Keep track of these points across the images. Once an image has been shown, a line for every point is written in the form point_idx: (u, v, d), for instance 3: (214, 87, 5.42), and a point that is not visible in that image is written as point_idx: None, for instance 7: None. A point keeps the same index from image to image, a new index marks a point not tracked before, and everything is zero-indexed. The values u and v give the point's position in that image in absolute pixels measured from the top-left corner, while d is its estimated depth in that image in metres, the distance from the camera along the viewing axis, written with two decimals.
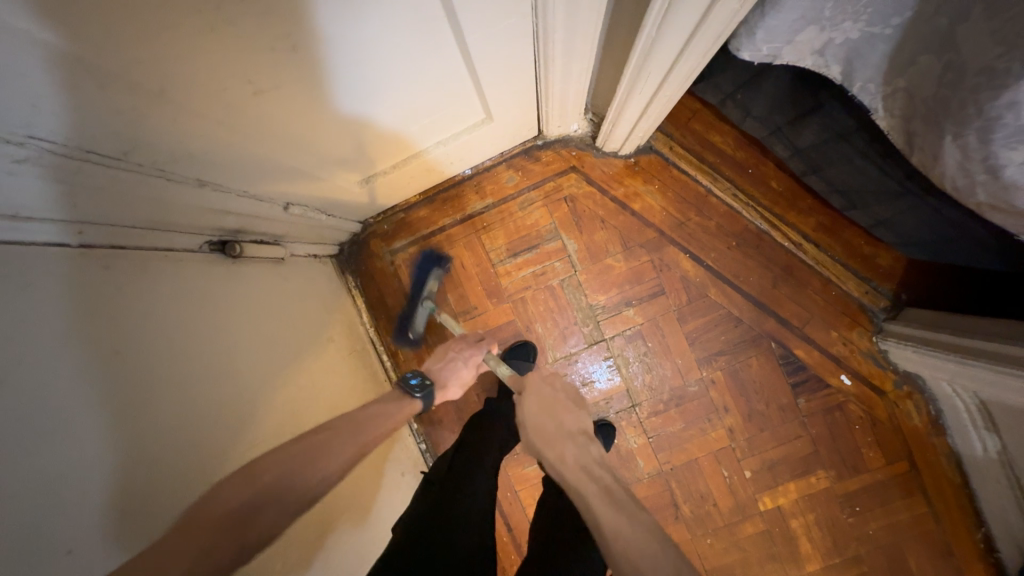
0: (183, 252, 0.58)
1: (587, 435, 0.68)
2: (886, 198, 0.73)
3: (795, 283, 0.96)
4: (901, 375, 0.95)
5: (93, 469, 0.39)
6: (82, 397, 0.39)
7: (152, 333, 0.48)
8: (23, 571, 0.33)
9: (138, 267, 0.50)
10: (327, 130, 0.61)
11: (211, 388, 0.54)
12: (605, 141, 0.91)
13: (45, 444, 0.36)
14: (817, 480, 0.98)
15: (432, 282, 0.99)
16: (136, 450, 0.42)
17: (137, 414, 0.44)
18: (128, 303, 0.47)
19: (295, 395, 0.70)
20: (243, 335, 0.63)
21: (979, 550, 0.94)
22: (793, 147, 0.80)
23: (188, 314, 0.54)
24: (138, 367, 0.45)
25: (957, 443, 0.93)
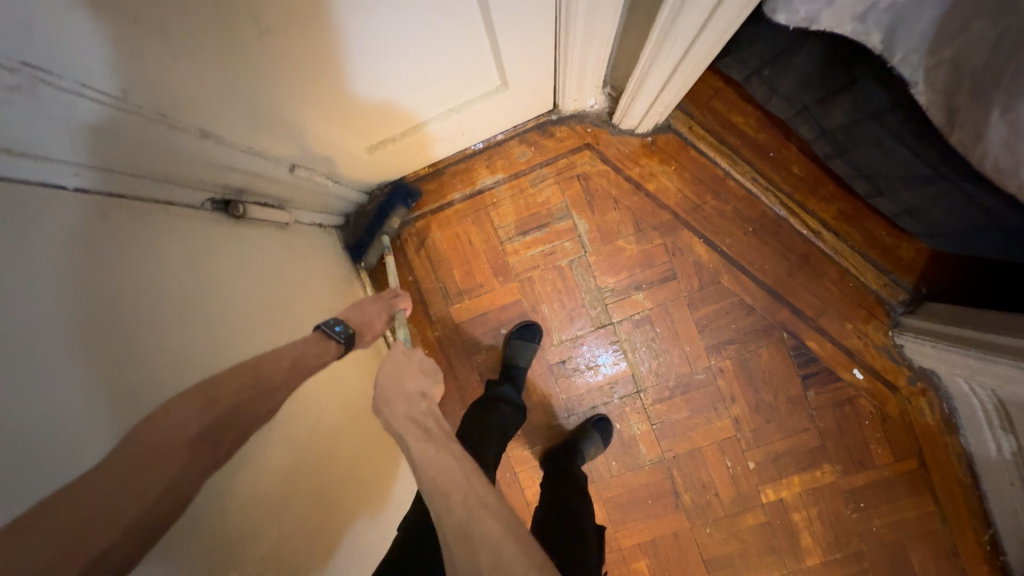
0: (185, 207, 0.56)
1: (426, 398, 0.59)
2: (915, 184, 0.70)
3: (811, 272, 0.93)
4: (916, 371, 0.93)
5: (93, 413, 0.38)
6: (78, 343, 0.38)
7: (156, 287, 0.47)
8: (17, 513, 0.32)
9: (138, 218, 0.48)
10: (334, 85, 0.59)
11: (210, 347, 0.53)
12: (622, 118, 0.88)
13: (49, 385, 0.35)
14: (822, 474, 0.96)
15: (394, 219, 0.95)
16: (137, 402, 0.42)
17: (139, 366, 0.43)
18: (127, 253, 0.45)
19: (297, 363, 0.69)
20: (245, 297, 0.62)
21: (985, 551, 0.92)
22: (820, 128, 0.76)
23: (189, 270, 0.53)
24: (137, 317, 0.44)
25: (969, 443, 0.91)
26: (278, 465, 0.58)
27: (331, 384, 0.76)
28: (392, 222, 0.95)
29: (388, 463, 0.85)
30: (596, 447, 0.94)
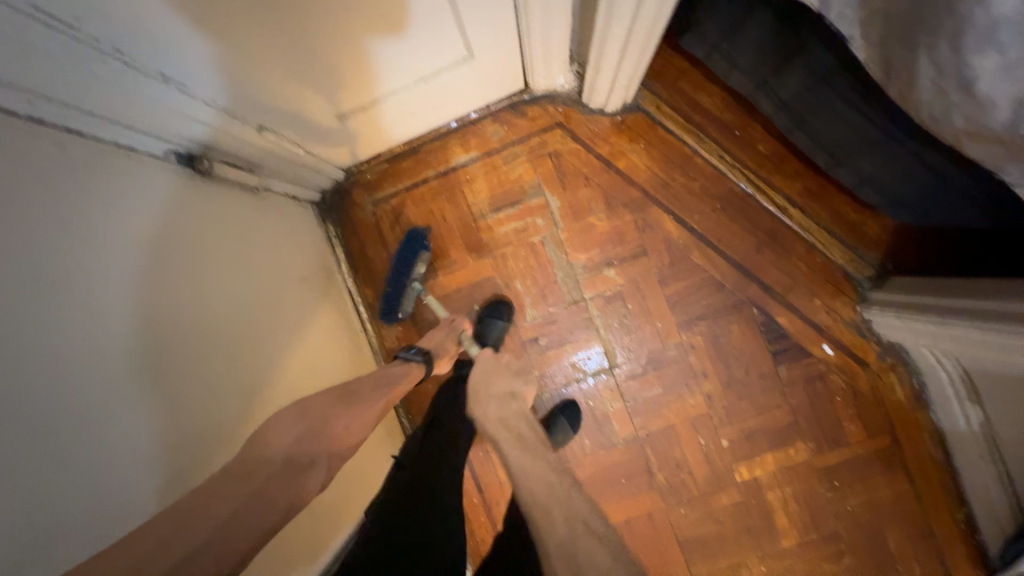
0: (161, 181, 0.59)
1: (512, 396, 0.84)
2: (868, 150, 0.71)
3: (778, 248, 0.95)
4: (884, 346, 0.93)
5: (125, 412, 0.46)
6: (111, 351, 0.46)
7: (179, 304, 0.56)
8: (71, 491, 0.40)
9: (127, 216, 0.51)
10: (317, 62, 0.66)
11: (209, 345, 0.59)
12: (589, 95, 0.91)
13: (94, 388, 0.44)
14: (795, 452, 0.95)
15: (420, 266, 0.94)
16: (160, 401, 0.50)
17: (162, 371, 0.51)
18: (112, 257, 0.48)
19: (300, 361, 0.77)
20: (229, 285, 0.66)
21: (962, 531, 0.91)
22: (778, 101, 0.78)
23: (173, 263, 0.56)
24: (116, 316, 0.47)
25: (940, 417, 0.91)
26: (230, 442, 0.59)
27: (297, 348, 0.78)
28: (419, 268, 0.93)
29: None
30: (565, 434, 0.94)
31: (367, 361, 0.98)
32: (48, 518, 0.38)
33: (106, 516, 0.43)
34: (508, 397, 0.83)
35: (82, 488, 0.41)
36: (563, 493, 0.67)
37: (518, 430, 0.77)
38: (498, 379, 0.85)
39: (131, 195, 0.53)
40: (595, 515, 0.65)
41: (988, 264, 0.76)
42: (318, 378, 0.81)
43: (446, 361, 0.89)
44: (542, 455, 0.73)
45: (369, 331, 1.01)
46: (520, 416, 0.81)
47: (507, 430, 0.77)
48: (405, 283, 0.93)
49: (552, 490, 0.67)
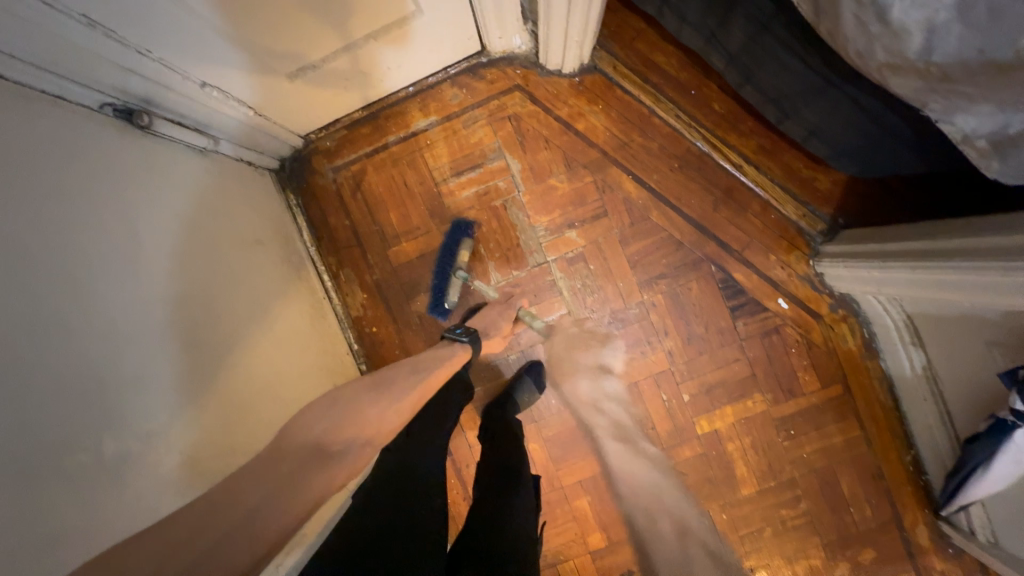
0: (110, 147, 0.59)
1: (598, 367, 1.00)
2: (811, 99, 0.73)
3: (734, 206, 0.97)
4: (837, 298, 0.96)
5: (101, 369, 0.49)
6: (87, 313, 0.49)
7: (153, 273, 0.59)
8: (56, 444, 0.43)
9: (67, 192, 0.50)
10: (324, 43, 0.74)
11: (186, 313, 0.62)
12: (545, 54, 0.91)
13: (74, 346, 0.47)
14: (753, 404, 0.98)
15: (464, 251, 0.95)
16: (138, 361, 0.53)
17: (140, 335, 0.54)
18: (74, 235, 0.50)
19: (276, 331, 0.81)
20: (187, 260, 0.65)
21: (909, 472, 0.96)
22: (726, 54, 0.79)
23: (123, 238, 0.56)
24: (63, 293, 0.47)
25: (888, 364, 0.95)
26: (206, 401, 0.61)
27: (272, 321, 0.81)
28: (463, 254, 0.95)
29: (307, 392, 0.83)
30: (532, 394, 0.95)
31: (330, 325, 0.97)
32: (24, 497, 0.39)
33: (85, 466, 0.45)
34: (596, 373, 1.00)
35: (69, 438, 0.44)
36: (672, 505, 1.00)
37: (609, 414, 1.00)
38: (582, 355, 1.00)
39: (75, 171, 0.52)
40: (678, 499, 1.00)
41: (943, 214, 0.80)
42: (294, 348, 0.84)
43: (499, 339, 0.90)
44: (640, 451, 0.99)
45: (332, 298, 1.00)
46: (610, 397, 1.00)
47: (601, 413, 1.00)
48: (450, 270, 0.95)
49: (652, 481, 1.00)
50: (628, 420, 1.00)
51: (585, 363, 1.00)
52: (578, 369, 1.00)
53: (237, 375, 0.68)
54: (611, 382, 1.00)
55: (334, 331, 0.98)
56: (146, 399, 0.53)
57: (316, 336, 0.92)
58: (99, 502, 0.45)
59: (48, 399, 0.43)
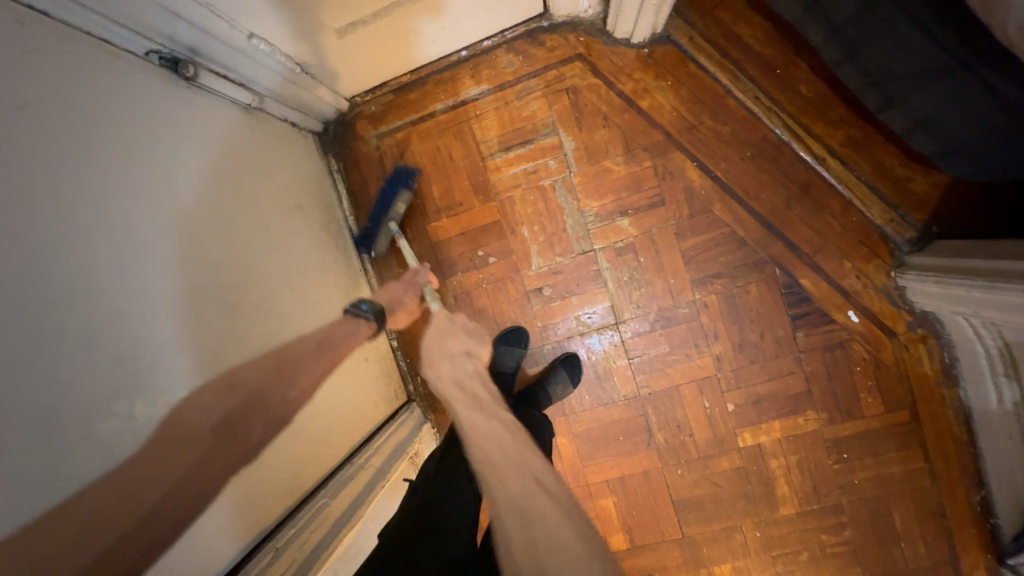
0: (154, 96, 0.56)
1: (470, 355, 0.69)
2: (927, 84, 0.62)
3: (811, 203, 0.87)
4: (917, 316, 0.86)
5: (133, 331, 0.47)
6: (122, 271, 0.47)
7: (190, 234, 0.56)
8: (85, 410, 0.41)
9: (105, 141, 0.48)
10: None
11: (222, 276, 0.60)
12: (615, 22, 0.83)
13: (105, 305, 0.45)
14: (805, 421, 0.91)
15: (399, 203, 0.90)
16: (173, 325, 0.51)
17: (176, 298, 0.52)
18: (110, 188, 0.47)
19: (311, 300, 0.78)
20: (224, 220, 0.63)
21: (975, 513, 0.87)
22: (828, 26, 0.69)
23: (160, 194, 0.53)
24: (93, 247, 0.45)
25: (968, 395, 0.85)
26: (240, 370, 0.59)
27: (307, 290, 0.78)
28: (399, 206, 0.90)
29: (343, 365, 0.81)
30: (564, 386, 0.90)
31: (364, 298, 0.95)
32: (48, 458, 0.38)
33: (116, 433, 0.43)
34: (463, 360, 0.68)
35: (100, 402, 0.42)
36: (514, 449, 0.51)
37: (471, 390, 0.61)
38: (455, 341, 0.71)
39: (115, 120, 0.50)
40: (548, 468, 0.49)
41: None
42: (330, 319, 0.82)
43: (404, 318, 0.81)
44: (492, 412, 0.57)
45: (367, 270, 0.97)
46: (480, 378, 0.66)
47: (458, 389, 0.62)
48: (383, 222, 0.90)
49: (498, 436, 0.52)
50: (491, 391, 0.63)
51: (446, 350, 0.69)
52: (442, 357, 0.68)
53: (271, 344, 0.66)
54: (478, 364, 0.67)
55: None
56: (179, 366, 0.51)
57: None
58: (129, 466, 0.44)
59: (79, 361, 0.41)
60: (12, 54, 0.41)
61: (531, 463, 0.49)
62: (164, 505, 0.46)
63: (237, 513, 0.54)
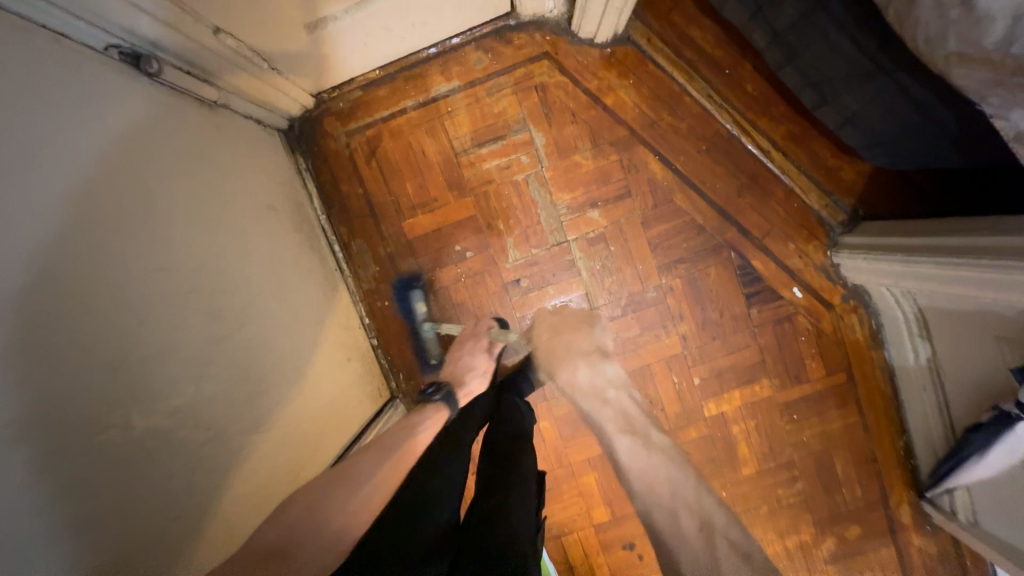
0: (118, 95, 0.53)
1: (600, 353, 0.76)
2: (856, 85, 0.70)
3: (759, 192, 0.96)
4: (850, 290, 0.98)
5: (121, 341, 0.45)
6: (106, 279, 0.45)
7: (166, 237, 0.54)
8: (82, 421, 0.40)
9: (79, 142, 0.45)
10: None
11: (201, 281, 0.58)
12: (579, 22, 0.87)
13: (94, 314, 0.43)
14: (760, 389, 1.01)
15: (419, 302, 0.97)
16: (158, 332, 0.50)
17: (158, 305, 0.51)
18: (88, 191, 0.45)
19: (291, 301, 0.77)
20: (200, 223, 0.61)
21: (900, 457, 1.00)
22: (771, 32, 0.76)
23: (135, 198, 0.51)
24: (73, 256, 0.42)
25: (892, 355, 0.98)
26: (227, 376, 0.58)
27: (286, 291, 0.76)
28: (420, 307, 0.97)
29: (326, 365, 0.81)
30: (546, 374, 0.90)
31: (343, 298, 0.94)
32: (48, 473, 0.37)
33: (114, 442, 0.43)
34: (594, 358, 0.75)
35: (96, 412, 0.41)
36: (692, 496, 0.61)
37: (618, 405, 0.72)
38: (577, 336, 0.77)
39: (82, 120, 0.47)
40: (730, 524, 0.59)
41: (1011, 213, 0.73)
42: (310, 319, 0.81)
43: (480, 378, 0.88)
44: (651, 442, 0.66)
45: (342, 269, 0.96)
46: (615, 382, 0.74)
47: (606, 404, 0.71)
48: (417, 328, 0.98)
49: (672, 479, 0.62)
50: (636, 407, 0.73)
51: (577, 348, 0.76)
52: (573, 355, 0.75)
53: (255, 348, 0.65)
54: (614, 367, 0.74)
55: (346, 303, 0.95)
56: (166, 374, 0.50)
57: (332, 310, 0.89)
58: (124, 476, 0.43)
59: (76, 372, 0.40)
60: None
61: (714, 519, 0.59)
62: (160, 514, 0.46)
63: (236, 516, 0.55)
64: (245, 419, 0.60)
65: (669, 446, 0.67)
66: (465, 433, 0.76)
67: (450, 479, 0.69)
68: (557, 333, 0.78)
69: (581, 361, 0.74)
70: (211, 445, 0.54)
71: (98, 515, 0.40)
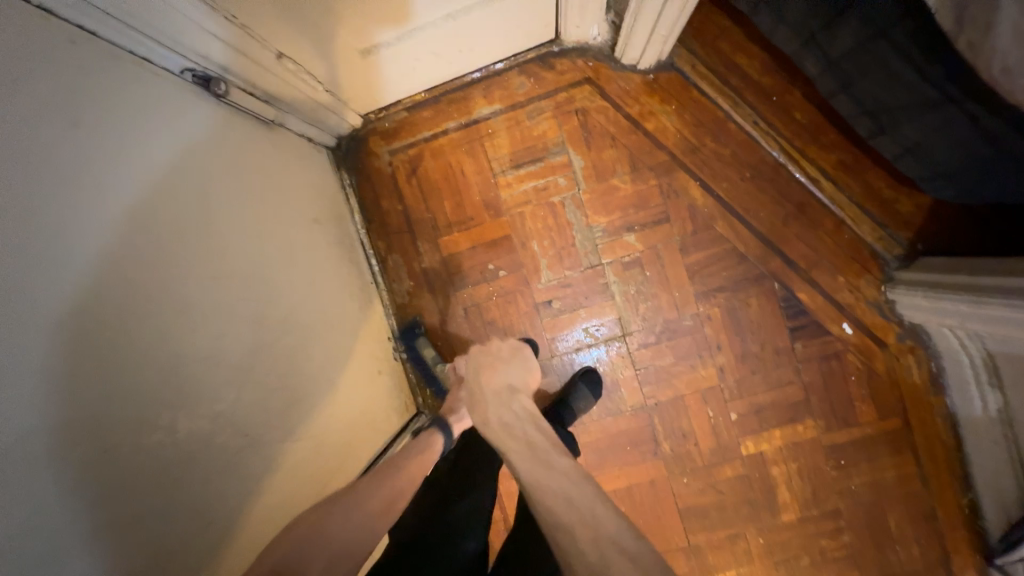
0: (189, 114, 0.57)
1: (512, 389, 0.74)
2: (918, 115, 0.67)
3: (806, 221, 0.92)
4: (906, 328, 0.92)
5: (174, 347, 0.47)
6: (165, 286, 0.48)
7: (220, 248, 0.57)
8: (134, 422, 0.42)
9: (150, 157, 0.49)
10: (413, 21, 0.72)
11: (250, 291, 0.61)
12: (623, 49, 0.88)
13: (152, 319, 0.45)
14: (803, 429, 0.95)
15: (426, 347, 0.96)
16: (206, 339, 0.52)
17: (210, 312, 0.53)
18: (156, 203, 0.48)
19: (329, 312, 0.79)
20: (251, 235, 0.64)
21: (964, 516, 0.91)
22: (824, 59, 0.74)
23: (196, 210, 0.54)
24: (139, 263, 0.45)
25: (954, 402, 0.90)
26: (267, 383, 0.60)
27: (325, 302, 0.79)
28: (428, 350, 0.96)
29: (357, 377, 0.82)
30: (586, 401, 0.91)
31: (377, 311, 0.96)
32: (102, 473, 0.39)
33: (161, 444, 0.44)
34: (505, 396, 0.72)
35: (147, 414, 0.43)
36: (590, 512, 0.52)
37: (527, 436, 0.64)
38: (492, 374, 0.77)
39: (156, 137, 0.50)
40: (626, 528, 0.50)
41: None
42: (346, 331, 0.82)
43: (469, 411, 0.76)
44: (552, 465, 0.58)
45: (378, 283, 0.99)
46: (526, 414, 0.69)
47: (515, 437, 0.64)
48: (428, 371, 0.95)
49: (569, 496, 0.54)
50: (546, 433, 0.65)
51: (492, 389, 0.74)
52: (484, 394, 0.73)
53: (293, 358, 0.66)
54: (522, 401, 0.71)
55: (380, 316, 0.96)
56: (212, 379, 0.51)
57: (366, 322, 0.90)
58: (169, 479, 0.44)
59: (133, 375, 0.42)
60: (70, 72, 0.42)
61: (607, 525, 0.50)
62: (199, 518, 0.47)
63: (267, 526, 0.55)
64: (281, 427, 0.61)
65: (572, 467, 0.59)
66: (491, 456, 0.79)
67: (477, 506, 0.68)
68: (474, 372, 0.78)
69: (490, 398, 0.72)
70: (249, 453, 0.55)
71: (144, 516, 0.42)
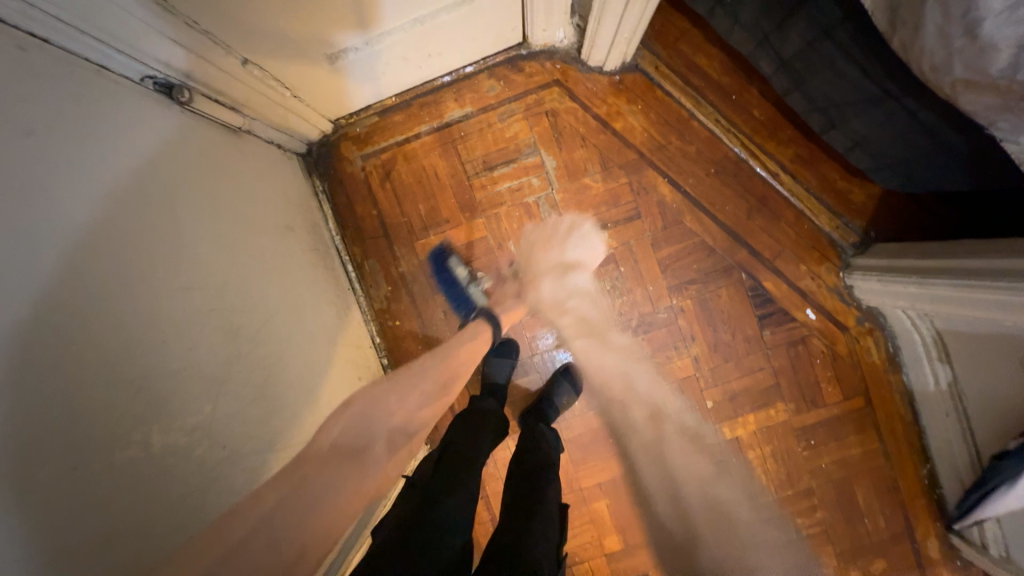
0: (152, 122, 0.56)
1: (563, 266, 0.96)
2: (863, 110, 0.71)
3: (768, 214, 0.96)
4: (864, 312, 0.97)
5: (145, 358, 0.46)
6: (133, 296, 0.47)
7: (190, 256, 0.56)
8: (105, 437, 0.41)
9: (112, 166, 0.48)
10: (383, 26, 0.73)
11: (222, 298, 0.60)
12: (588, 51, 0.90)
13: (120, 331, 0.44)
14: (775, 413, 0.99)
15: (459, 268, 0.97)
16: (179, 349, 0.51)
17: (181, 322, 0.52)
18: (120, 211, 0.47)
19: (306, 317, 0.78)
20: (222, 242, 0.63)
21: (923, 485, 0.96)
22: (777, 59, 0.78)
23: (163, 218, 0.53)
24: (104, 274, 0.44)
25: (911, 379, 0.95)
26: (243, 393, 0.59)
27: (303, 308, 0.78)
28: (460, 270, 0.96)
29: (337, 384, 0.81)
30: (568, 396, 0.94)
31: (354, 317, 0.95)
32: (71, 493, 0.37)
33: (133, 459, 0.43)
34: (557, 272, 0.96)
35: (118, 428, 0.42)
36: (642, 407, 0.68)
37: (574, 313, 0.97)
38: (542, 253, 0.96)
39: (118, 145, 0.49)
40: None
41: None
42: (324, 337, 0.82)
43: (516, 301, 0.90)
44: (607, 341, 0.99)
45: (356, 289, 0.98)
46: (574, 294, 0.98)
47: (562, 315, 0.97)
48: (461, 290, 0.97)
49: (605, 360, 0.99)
50: (599, 317, 0.99)
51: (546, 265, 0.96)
52: (543, 271, 0.96)
53: (270, 364, 0.66)
54: (576, 280, 0.97)
55: (358, 322, 0.95)
56: (186, 390, 0.50)
57: (344, 328, 0.89)
58: (144, 494, 0.43)
59: (102, 390, 0.41)
60: (20, 81, 0.40)
61: None
62: (178, 532, 0.46)
63: None
64: (260, 436, 0.60)
65: (627, 344, 0.98)
66: (478, 455, 0.77)
67: (463, 503, 0.68)
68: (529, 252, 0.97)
69: (547, 277, 0.95)
70: (226, 464, 0.54)
71: (119, 535, 0.40)
